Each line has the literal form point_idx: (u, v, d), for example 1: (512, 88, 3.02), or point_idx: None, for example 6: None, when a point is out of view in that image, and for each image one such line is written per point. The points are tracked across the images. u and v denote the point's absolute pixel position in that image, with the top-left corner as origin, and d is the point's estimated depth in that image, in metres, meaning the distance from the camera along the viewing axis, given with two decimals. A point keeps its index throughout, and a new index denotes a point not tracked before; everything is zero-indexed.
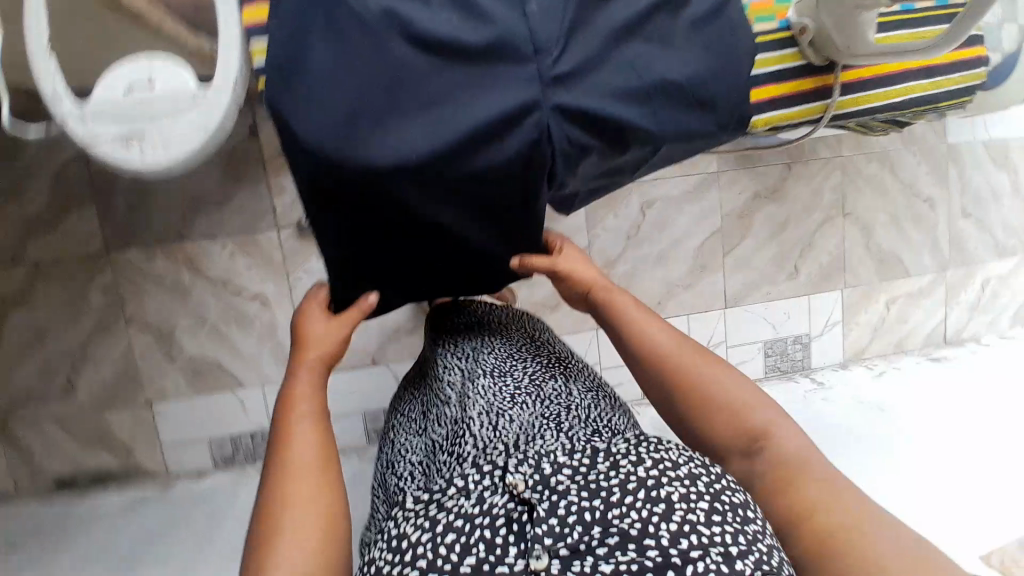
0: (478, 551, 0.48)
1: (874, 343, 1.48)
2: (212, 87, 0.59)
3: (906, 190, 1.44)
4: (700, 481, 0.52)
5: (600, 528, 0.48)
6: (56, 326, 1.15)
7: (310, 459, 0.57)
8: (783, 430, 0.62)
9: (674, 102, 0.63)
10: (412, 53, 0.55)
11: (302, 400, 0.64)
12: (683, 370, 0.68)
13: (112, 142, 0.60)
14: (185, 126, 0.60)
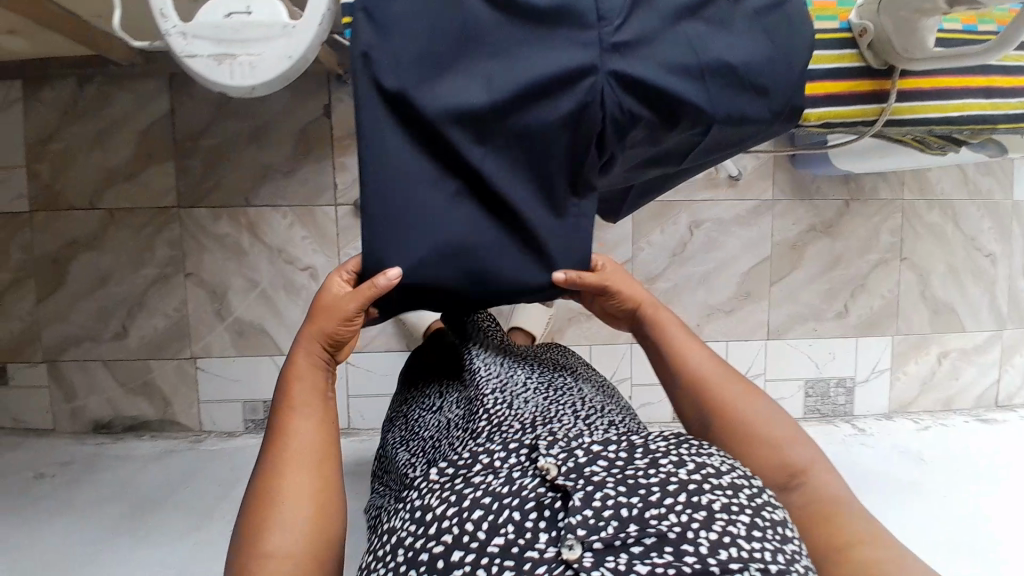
0: (507, 532, 0.44)
1: (921, 397, 1.42)
2: (306, 23, 0.57)
3: (967, 241, 1.40)
4: (743, 493, 0.48)
5: (637, 526, 0.43)
6: (119, 272, 1.23)
7: (308, 456, 0.58)
8: (817, 466, 0.63)
9: (723, 87, 0.67)
10: (486, 10, 0.61)
11: (306, 380, 0.63)
12: (722, 398, 0.66)
13: (204, 61, 0.57)
14: (275, 53, 0.57)
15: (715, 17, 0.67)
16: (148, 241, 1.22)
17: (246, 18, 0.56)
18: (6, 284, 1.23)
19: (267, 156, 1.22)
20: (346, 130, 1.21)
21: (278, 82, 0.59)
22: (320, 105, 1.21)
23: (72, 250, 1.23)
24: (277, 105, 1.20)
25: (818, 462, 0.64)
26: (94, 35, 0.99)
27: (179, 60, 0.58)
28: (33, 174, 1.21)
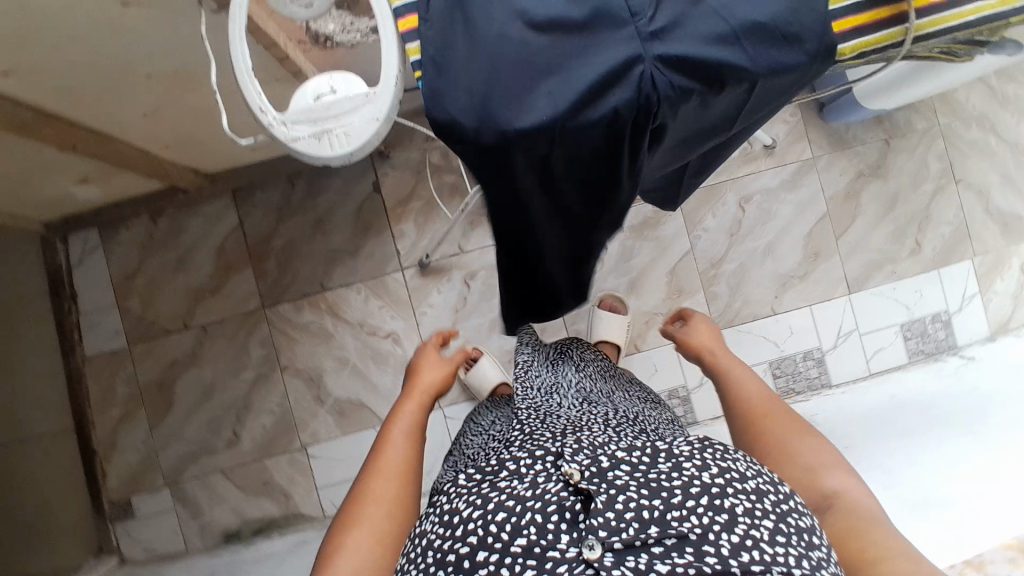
0: (529, 534, 0.52)
1: (1021, 311, 1.38)
2: (384, 87, 0.62)
3: (1014, 148, 1.39)
4: (767, 499, 0.56)
5: (657, 529, 0.51)
6: (219, 382, 1.30)
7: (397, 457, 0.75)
8: (856, 499, 0.65)
9: (762, 42, 0.66)
10: (529, 34, 0.63)
11: (404, 418, 0.81)
12: (760, 420, 0.76)
13: (307, 141, 0.63)
14: (365, 116, 0.63)
15: None
16: (241, 345, 1.30)
17: (333, 95, 0.63)
18: (120, 418, 1.31)
19: (332, 240, 1.30)
20: (397, 198, 1.29)
21: (372, 145, 0.65)
22: (369, 183, 1.29)
23: (175, 370, 1.31)
24: (332, 194, 1.30)
25: (852, 485, 0.66)
26: (168, 166, 1.10)
27: (285, 148, 0.64)
28: (127, 310, 1.31)
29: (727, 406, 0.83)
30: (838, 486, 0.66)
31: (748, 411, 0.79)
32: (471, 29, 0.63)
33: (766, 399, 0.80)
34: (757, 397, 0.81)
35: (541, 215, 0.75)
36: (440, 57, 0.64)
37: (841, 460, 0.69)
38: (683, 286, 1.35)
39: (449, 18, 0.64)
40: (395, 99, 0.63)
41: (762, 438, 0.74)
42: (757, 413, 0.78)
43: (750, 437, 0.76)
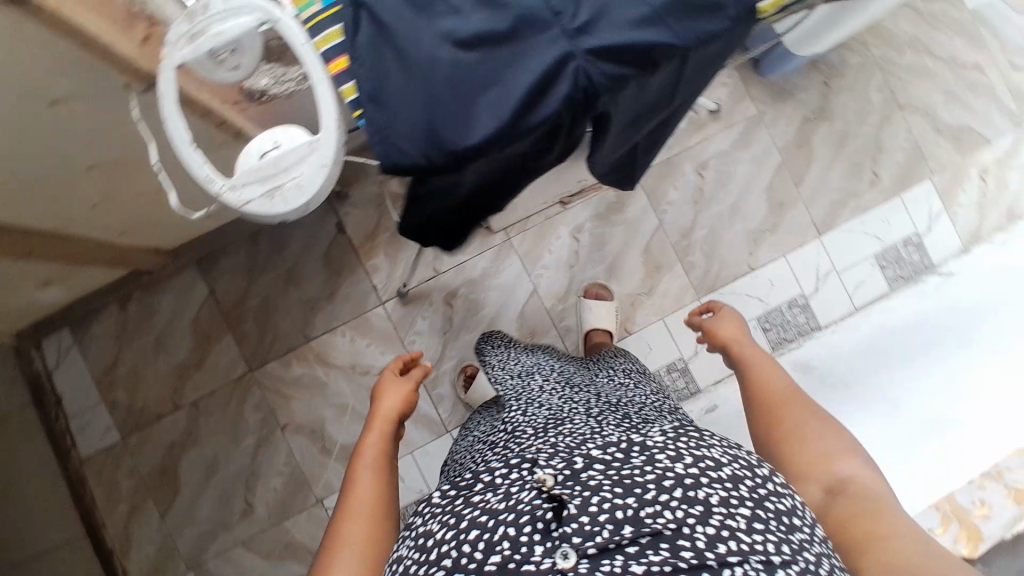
0: (503, 549, 0.50)
1: (987, 220, 1.41)
2: (326, 132, 0.62)
3: (949, 64, 1.41)
4: (743, 487, 0.57)
5: (632, 529, 0.50)
6: (222, 454, 1.28)
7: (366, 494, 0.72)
8: (867, 489, 0.65)
9: (684, 15, 0.67)
10: (458, 53, 0.63)
11: (372, 447, 0.80)
12: (776, 410, 0.79)
13: (260, 201, 0.63)
14: (313, 166, 0.63)
15: None
16: (237, 413, 1.28)
17: (278, 150, 0.63)
18: (129, 512, 1.29)
19: (307, 290, 1.29)
20: (363, 235, 1.29)
21: (325, 193, 0.64)
22: (332, 225, 1.28)
23: (175, 453, 1.29)
24: (297, 244, 1.28)
25: (863, 472, 0.68)
26: (126, 251, 1.08)
27: (238, 212, 0.63)
28: (114, 403, 1.29)
29: (749, 401, 0.84)
30: (849, 476, 0.67)
31: (769, 406, 0.80)
32: (400, 60, 0.63)
33: (789, 393, 0.81)
34: (779, 391, 0.81)
35: (484, 190, 0.75)
36: (376, 91, 0.63)
37: (858, 454, 0.70)
38: (660, 262, 1.36)
39: (376, 53, 0.63)
40: (340, 143, 0.63)
41: (777, 432, 0.76)
42: (774, 408, 0.79)
43: (767, 429, 0.77)
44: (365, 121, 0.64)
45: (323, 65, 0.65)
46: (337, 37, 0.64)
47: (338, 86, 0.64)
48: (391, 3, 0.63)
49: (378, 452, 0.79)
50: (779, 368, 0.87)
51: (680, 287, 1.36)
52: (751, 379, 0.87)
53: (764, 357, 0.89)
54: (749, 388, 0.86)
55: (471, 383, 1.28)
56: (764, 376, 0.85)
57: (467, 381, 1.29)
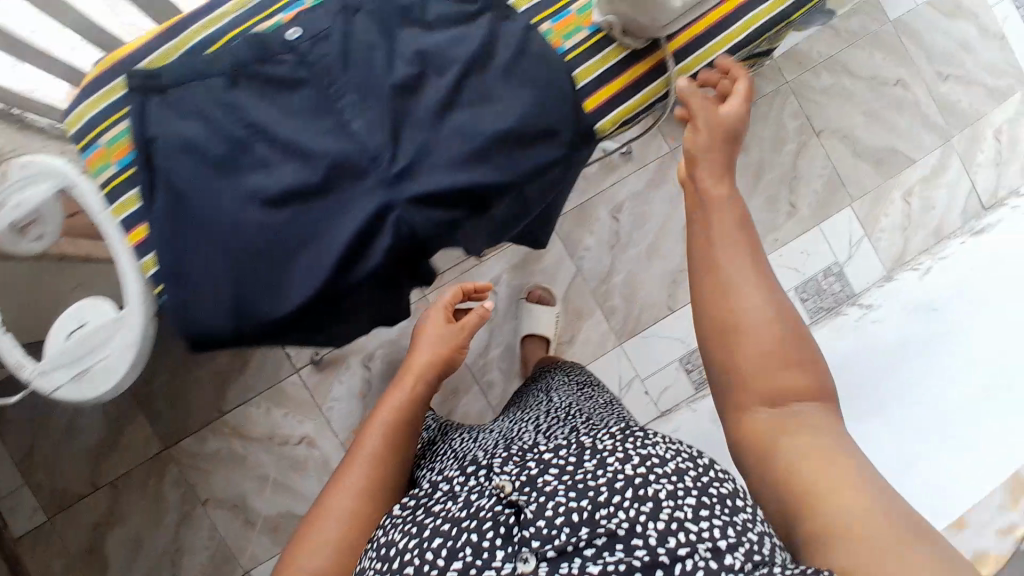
0: (464, 555, 0.49)
1: (912, 241, 1.37)
2: (131, 308, 0.61)
3: (869, 82, 1.35)
4: (687, 476, 0.54)
5: (588, 529, 0.49)
6: (148, 530, 1.29)
7: (357, 475, 0.66)
8: (824, 423, 0.52)
9: (514, 148, 0.64)
10: (265, 212, 0.59)
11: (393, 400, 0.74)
12: (726, 298, 0.55)
13: (69, 385, 0.63)
14: (115, 347, 0.62)
15: (475, 93, 0.64)
16: (156, 491, 1.29)
17: (83, 329, 0.63)
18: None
19: (217, 364, 1.29)
20: None
21: (138, 368, 0.64)
22: None
23: (100, 532, 1.28)
24: None
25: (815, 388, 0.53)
26: None
27: (50, 395, 0.63)
28: (37, 487, 1.26)
29: (697, 261, 0.58)
30: (804, 410, 0.53)
31: (726, 286, 0.55)
32: (201, 223, 0.59)
33: (754, 269, 0.56)
34: (744, 256, 0.56)
35: (343, 332, 0.68)
36: (177, 263, 0.59)
37: (815, 361, 0.55)
38: (580, 309, 1.34)
39: (174, 217, 0.59)
40: (146, 317, 0.62)
41: (729, 338, 0.55)
42: (731, 291, 0.55)
43: (716, 331, 0.55)
44: (167, 299, 0.60)
45: (123, 235, 0.61)
46: (131, 205, 0.60)
47: (138, 258, 0.60)
48: (187, 165, 0.59)
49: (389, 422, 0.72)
50: (747, 209, 0.59)
51: (602, 332, 1.35)
52: (713, 216, 0.58)
53: (733, 192, 0.59)
54: (711, 239, 0.58)
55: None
56: (727, 223, 0.58)
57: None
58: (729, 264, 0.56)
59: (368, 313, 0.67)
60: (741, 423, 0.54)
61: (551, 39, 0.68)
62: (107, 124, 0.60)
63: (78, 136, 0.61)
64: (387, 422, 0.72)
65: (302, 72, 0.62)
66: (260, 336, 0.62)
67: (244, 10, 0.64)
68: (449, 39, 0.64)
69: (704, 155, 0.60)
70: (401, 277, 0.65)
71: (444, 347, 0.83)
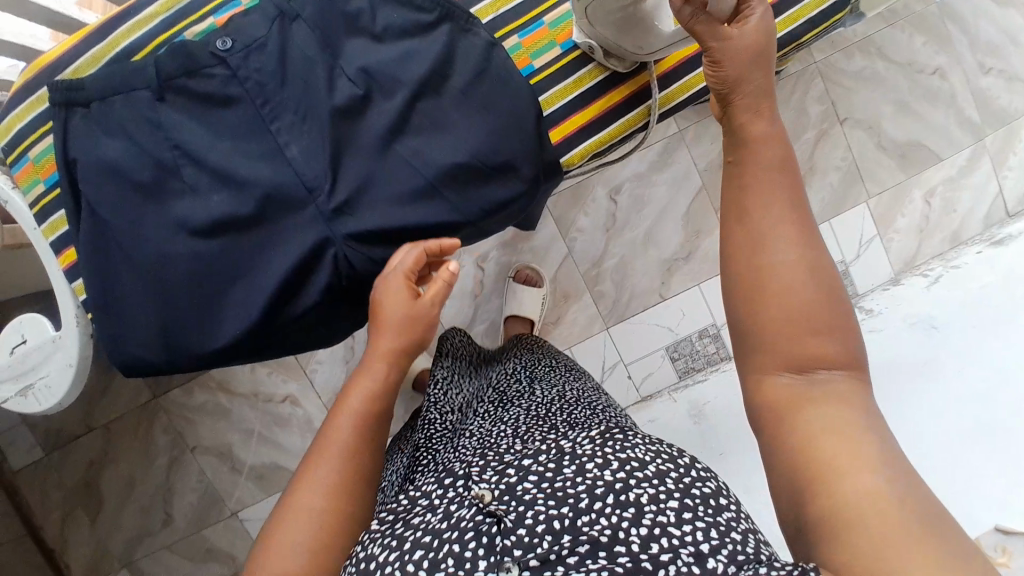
0: (448, 565, 0.43)
1: (925, 245, 1.29)
2: (65, 331, 0.62)
3: (905, 68, 1.23)
4: (668, 478, 0.48)
5: (570, 537, 0.44)
6: (139, 471, 1.33)
7: (328, 472, 0.50)
8: (856, 401, 0.41)
9: (469, 183, 0.60)
10: (195, 242, 0.57)
11: (368, 379, 0.55)
12: (756, 246, 0.43)
13: (15, 397, 0.65)
14: (57, 366, 0.64)
15: (424, 119, 0.59)
16: (146, 437, 1.32)
17: (25, 346, 0.64)
18: (62, 520, 1.32)
19: None
20: None
21: (77, 388, 0.65)
22: None
23: (95, 469, 1.32)
24: None
25: (851, 361, 0.42)
26: None
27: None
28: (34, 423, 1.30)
29: (726, 201, 0.46)
30: (834, 379, 0.41)
31: (766, 235, 0.43)
32: (127, 251, 0.57)
33: (793, 212, 0.43)
34: (785, 198, 0.44)
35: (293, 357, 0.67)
36: (104, 291, 0.58)
37: (848, 321, 0.43)
38: (569, 291, 1.31)
39: (100, 244, 0.57)
40: (83, 336, 0.63)
41: (758, 297, 0.42)
42: (771, 241, 0.43)
43: (743, 286, 0.43)
44: (97, 326, 0.60)
45: (56, 255, 0.61)
46: (61, 226, 0.60)
47: (70, 282, 0.60)
48: (110, 191, 0.57)
49: (366, 406, 0.54)
50: (790, 142, 0.47)
51: (591, 313, 1.32)
52: (750, 146, 0.46)
53: (776, 128, 0.46)
54: (746, 177, 0.45)
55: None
56: (764, 153, 0.45)
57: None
58: (766, 212, 0.43)
59: (315, 344, 0.66)
60: (759, 385, 0.43)
61: (517, 56, 0.62)
62: (32, 139, 0.59)
63: (7, 149, 0.60)
64: (362, 410, 0.54)
65: (233, 88, 0.57)
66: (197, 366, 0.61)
67: (173, 12, 0.58)
68: (400, 54, 0.59)
69: (733, 87, 0.48)
70: (344, 310, 0.63)
71: (419, 327, 0.58)
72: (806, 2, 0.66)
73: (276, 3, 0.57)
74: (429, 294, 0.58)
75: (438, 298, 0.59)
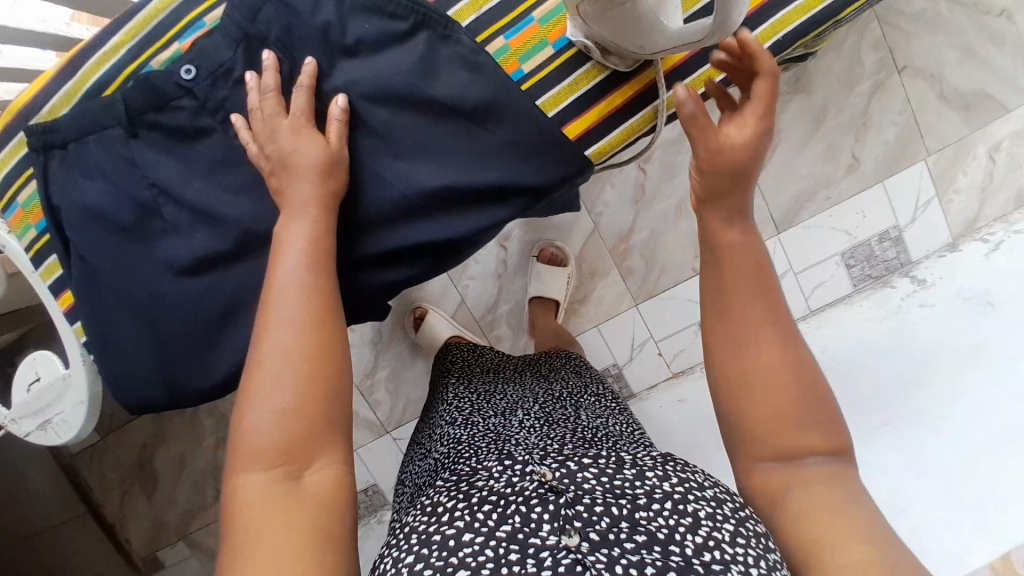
0: (513, 520, 0.39)
1: (987, 209, 1.16)
2: (76, 368, 0.62)
3: (969, 9, 1.08)
4: (726, 505, 0.42)
5: (627, 524, 0.39)
6: (189, 452, 1.36)
7: (291, 307, 0.45)
8: (845, 482, 0.42)
9: (461, 204, 0.56)
10: (180, 281, 0.56)
11: (297, 225, 0.49)
12: (732, 339, 0.46)
13: (37, 431, 0.66)
14: (71, 403, 0.64)
15: (406, 140, 0.55)
16: (192, 420, 1.34)
17: (40, 383, 0.65)
18: (120, 497, 1.38)
19: None
20: None
21: (93, 421, 0.66)
22: None
23: (148, 451, 1.36)
24: None
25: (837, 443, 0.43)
26: None
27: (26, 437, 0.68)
28: None
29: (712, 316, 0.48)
30: (816, 464, 0.43)
31: (750, 341, 0.45)
32: (115, 294, 0.57)
33: (763, 301, 0.46)
34: (763, 311, 0.46)
35: None
36: (99, 333, 0.58)
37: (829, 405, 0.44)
38: (595, 268, 1.25)
39: (88, 288, 0.57)
40: (93, 374, 0.63)
41: (742, 397, 0.44)
42: (747, 342, 0.45)
43: (727, 386, 0.46)
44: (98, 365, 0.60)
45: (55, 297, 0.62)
46: (56, 270, 0.60)
47: (70, 324, 0.61)
48: (93, 235, 0.56)
49: (306, 251, 0.48)
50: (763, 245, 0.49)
51: (618, 290, 1.26)
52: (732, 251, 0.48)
53: (748, 236, 0.48)
54: (723, 284, 0.47)
55: (421, 325, 1.22)
56: (738, 262, 0.47)
57: (417, 324, 1.23)
58: (736, 305, 0.46)
59: None
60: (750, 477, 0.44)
61: (505, 60, 0.56)
62: (17, 184, 0.59)
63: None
64: (305, 249, 0.48)
65: (205, 120, 0.54)
66: (197, 399, 0.61)
67: (137, 40, 0.54)
68: (374, 68, 0.54)
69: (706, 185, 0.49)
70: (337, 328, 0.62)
71: (337, 172, 0.52)
72: None
73: (241, 23, 0.53)
74: (331, 135, 0.52)
75: (338, 136, 0.53)
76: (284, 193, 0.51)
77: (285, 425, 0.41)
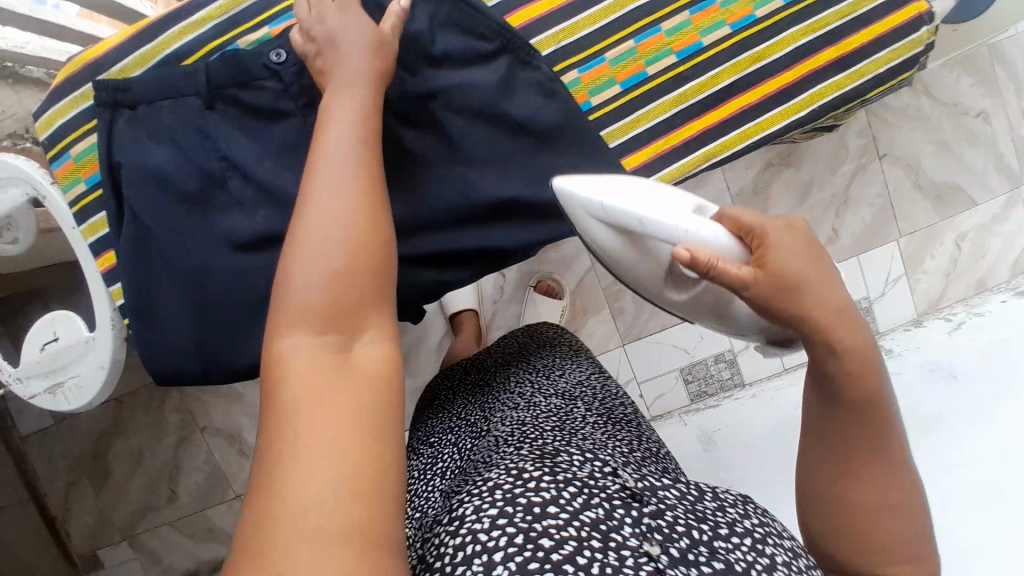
0: (598, 510, 0.41)
1: (950, 290, 1.26)
2: (102, 333, 0.63)
3: (949, 109, 1.20)
4: (807, 561, 0.44)
5: (706, 550, 0.41)
6: (148, 447, 1.29)
7: (341, 165, 0.41)
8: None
9: (518, 218, 0.60)
10: (235, 254, 0.57)
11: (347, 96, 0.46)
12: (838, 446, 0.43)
13: (48, 391, 0.66)
14: (91, 367, 0.64)
15: (476, 149, 0.58)
16: (155, 413, 1.28)
17: (57, 344, 0.65)
18: (66, 488, 1.30)
19: None
20: None
21: (105, 391, 0.66)
22: None
23: (103, 442, 1.29)
24: None
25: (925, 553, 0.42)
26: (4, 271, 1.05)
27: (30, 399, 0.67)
28: None
29: (823, 435, 0.44)
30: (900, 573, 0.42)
31: (851, 452, 0.42)
32: (164, 258, 0.57)
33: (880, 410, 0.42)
34: (869, 422, 0.42)
35: None
36: (139, 297, 0.58)
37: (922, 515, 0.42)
38: (587, 305, 1.29)
39: (137, 250, 0.57)
40: (118, 341, 0.63)
41: (831, 501, 0.43)
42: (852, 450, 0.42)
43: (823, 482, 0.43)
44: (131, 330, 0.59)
45: (93, 256, 0.61)
46: (101, 228, 0.60)
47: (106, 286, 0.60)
48: (155, 199, 0.56)
49: (356, 122, 0.44)
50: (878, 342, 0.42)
51: (608, 329, 1.30)
52: (853, 365, 0.41)
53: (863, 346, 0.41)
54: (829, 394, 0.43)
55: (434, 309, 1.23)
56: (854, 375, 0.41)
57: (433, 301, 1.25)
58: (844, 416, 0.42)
59: None
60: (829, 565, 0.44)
61: (576, 92, 0.61)
62: (74, 137, 0.59)
63: (48, 144, 0.59)
64: (356, 120, 0.45)
65: (285, 103, 0.56)
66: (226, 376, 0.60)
67: (225, 19, 0.57)
68: (456, 78, 0.57)
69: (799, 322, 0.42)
70: None
71: (385, 53, 0.50)
72: (914, 35, 0.61)
73: None
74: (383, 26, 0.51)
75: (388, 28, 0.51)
76: (330, 71, 0.48)
77: (335, 285, 0.37)
